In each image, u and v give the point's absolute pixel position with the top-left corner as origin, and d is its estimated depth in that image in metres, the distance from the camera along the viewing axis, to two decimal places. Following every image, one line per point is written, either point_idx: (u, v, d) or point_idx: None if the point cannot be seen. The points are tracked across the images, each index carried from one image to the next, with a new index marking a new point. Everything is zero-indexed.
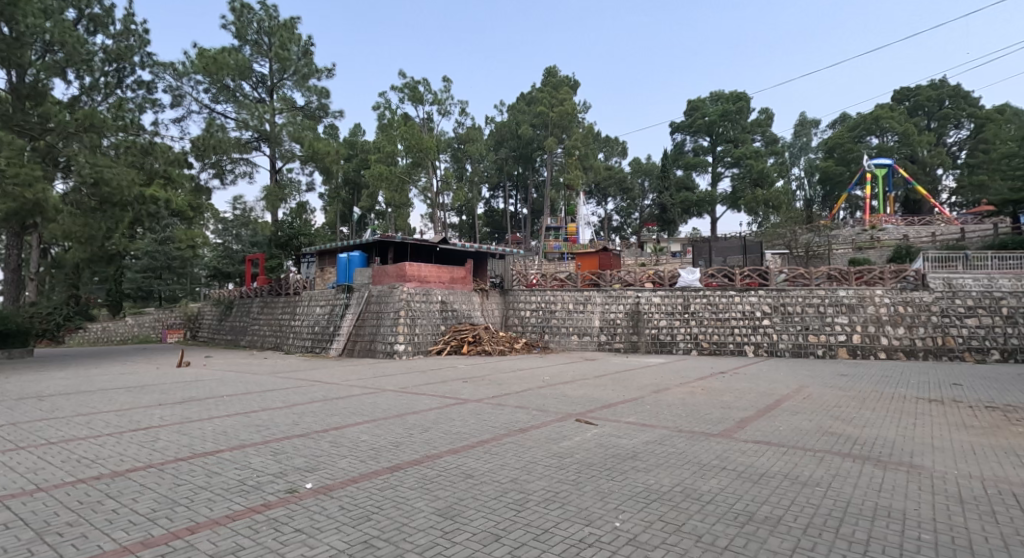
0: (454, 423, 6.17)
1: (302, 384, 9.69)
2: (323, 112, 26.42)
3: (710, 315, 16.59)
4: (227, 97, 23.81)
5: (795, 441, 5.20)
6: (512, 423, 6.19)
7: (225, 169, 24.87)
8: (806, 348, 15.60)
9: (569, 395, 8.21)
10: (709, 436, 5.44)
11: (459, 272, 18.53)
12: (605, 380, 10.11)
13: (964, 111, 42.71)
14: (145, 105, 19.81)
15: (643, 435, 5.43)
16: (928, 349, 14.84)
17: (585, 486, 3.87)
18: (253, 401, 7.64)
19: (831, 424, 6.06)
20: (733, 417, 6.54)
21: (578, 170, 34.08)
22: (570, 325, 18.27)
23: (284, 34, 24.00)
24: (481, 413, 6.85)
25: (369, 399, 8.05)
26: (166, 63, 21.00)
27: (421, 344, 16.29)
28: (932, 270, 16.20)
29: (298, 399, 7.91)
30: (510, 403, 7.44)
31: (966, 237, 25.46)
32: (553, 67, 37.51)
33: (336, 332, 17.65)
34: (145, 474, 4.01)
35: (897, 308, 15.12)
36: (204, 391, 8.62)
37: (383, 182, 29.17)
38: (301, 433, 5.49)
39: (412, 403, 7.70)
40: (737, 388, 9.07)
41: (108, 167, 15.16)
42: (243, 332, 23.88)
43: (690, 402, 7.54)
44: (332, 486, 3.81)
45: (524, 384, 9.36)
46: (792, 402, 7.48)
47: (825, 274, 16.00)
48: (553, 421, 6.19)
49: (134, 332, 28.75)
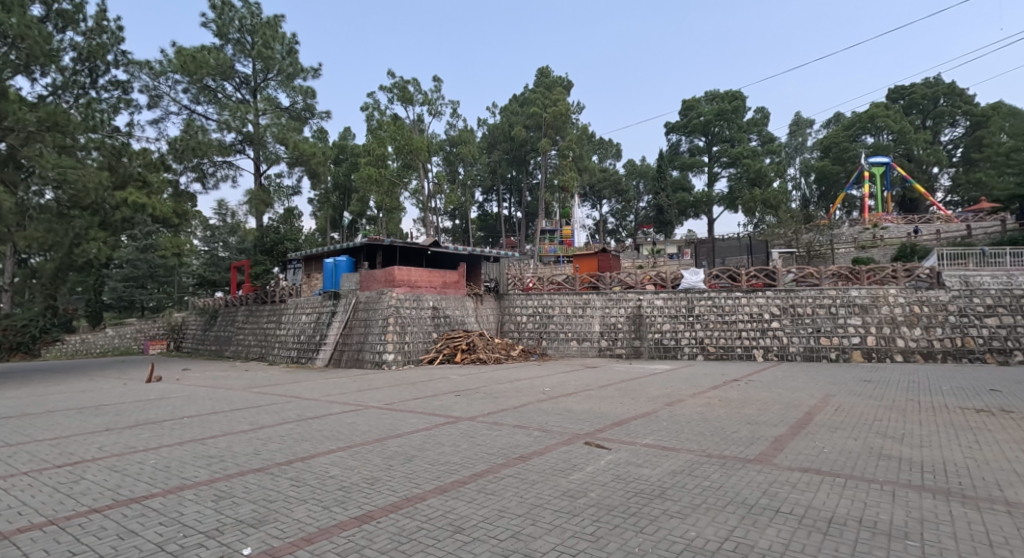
0: (442, 449, 5.28)
1: (278, 401, 8.75)
2: (309, 113, 25.47)
3: (716, 318, 15.78)
4: (209, 98, 22.80)
5: (851, 469, 4.33)
6: (510, 448, 5.30)
7: (207, 173, 23.86)
8: (818, 352, 14.78)
9: (574, 410, 7.32)
10: (746, 463, 4.56)
11: (452, 277, 17.66)
12: (611, 391, 9.24)
13: (960, 109, 42.25)
14: (120, 106, 18.89)
15: (668, 463, 4.59)
16: (948, 350, 14.06)
17: (609, 544, 3.02)
18: (217, 424, 6.73)
19: (883, 444, 5.22)
20: (765, 435, 5.67)
21: (573, 172, 33.30)
22: (569, 330, 17.43)
23: (267, 32, 23.19)
24: (474, 434, 5.97)
25: (348, 418, 7.13)
26: (142, 62, 20.06)
27: (412, 352, 15.34)
28: (946, 266, 15.50)
29: (268, 420, 6.99)
30: (508, 422, 6.56)
31: (970, 235, 24.87)
32: (547, 68, 37.03)
33: (322, 341, 16.73)
34: (38, 539, 3.12)
35: (913, 308, 14.40)
36: (165, 412, 7.67)
37: (372, 185, 28.21)
38: (257, 468, 4.58)
39: (398, 422, 6.80)
40: (756, 398, 8.23)
41: (71, 169, 14.05)
42: (227, 342, 22.88)
43: (710, 418, 6.69)
44: (277, 552, 2.94)
45: (523, 398, 8.49)
46: (825, 417, 6.63)
47: (834, 273, 15.27)
48: (560, 445, 5.33)
49: (115, 344, 27.70)
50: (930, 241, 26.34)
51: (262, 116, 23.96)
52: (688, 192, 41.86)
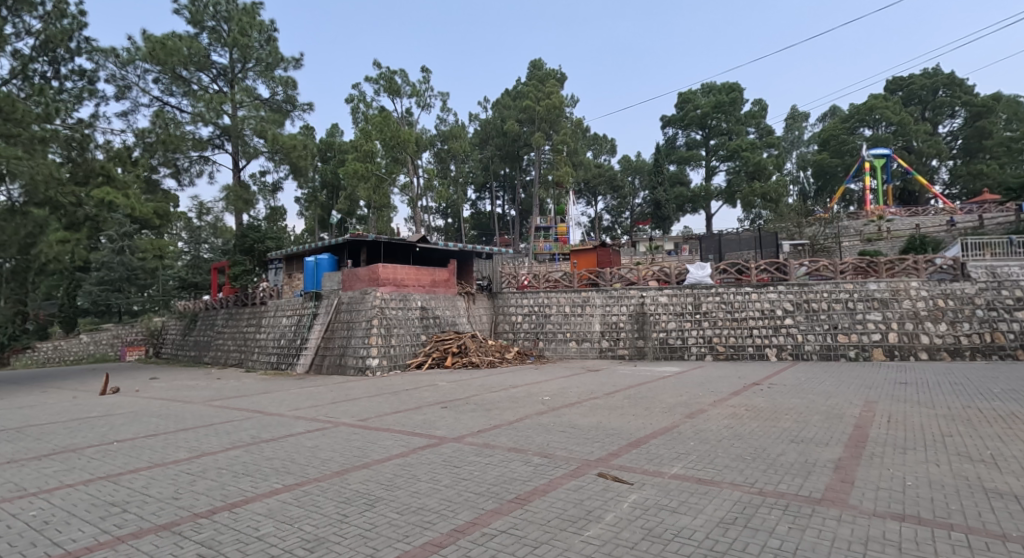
0: (417, 488, 4.11)
1: (236, 418, 7.55)
2: (290, 105, 24.27)
3: (725, 315, 14.69)
4: (182, 88, 21.49)
5: (965, 518, 3.21)
6: (505, 485, 4.16)
7: (182, 168, 22.43)
8: (836, 350, 13.70)
9: (580, 426, 6.16)
10: (817, 507, 3.43)
11: (442, 274, 16.52)
12: (620, 400, 8.09)
13: (960, 100, 40.98)
14: (84, 96, 17.55)
15: (714, 508, 3.48)
16: (975, 348, 13.04)
17: None
18: (146, 452, 5.54)
19: (978, 472, 4.12)
20: (822, 460, 4.54)
21: (568, 166, 31.81)
22: (568, 330, 16.31)
23: (244, 20, 22.01)
24: (458, 462, 4.81)
25: (310, 440, 5.96)
26: (107, 48, 18.67)
27: (399, 357, 14.13)
28: (970, 257, 14.47)
29: (216, 444, 5.83)
30: (501, 444, 5.40)
31: (980, 227, 24.01)
32: (537, 60, 35.91)
33: (303, 345, 15.53)
34: None
35: (936, 302, 13.41)
36: (96, 436, 6.48)
37: (359, 181, 27.01)
38: (164, 525, 3.42)
39: (372, 445, 5.65)
40: (786, 407, 7.13)
41: (17, 160, 12.56)
42: (206, 347, 21.61)
43: (743, 435, 5.59)
44: None
45: (518, 410, 7.34)
46: (881, 431, 5.53)
47: (851, 265, 14.16)
48: (569, 479, 4.22)
49: (90, 351, 26.43)
50: (939, 234, 25.43)
51: (240, 107, 22.60)
52: (686, 186, 40.98)
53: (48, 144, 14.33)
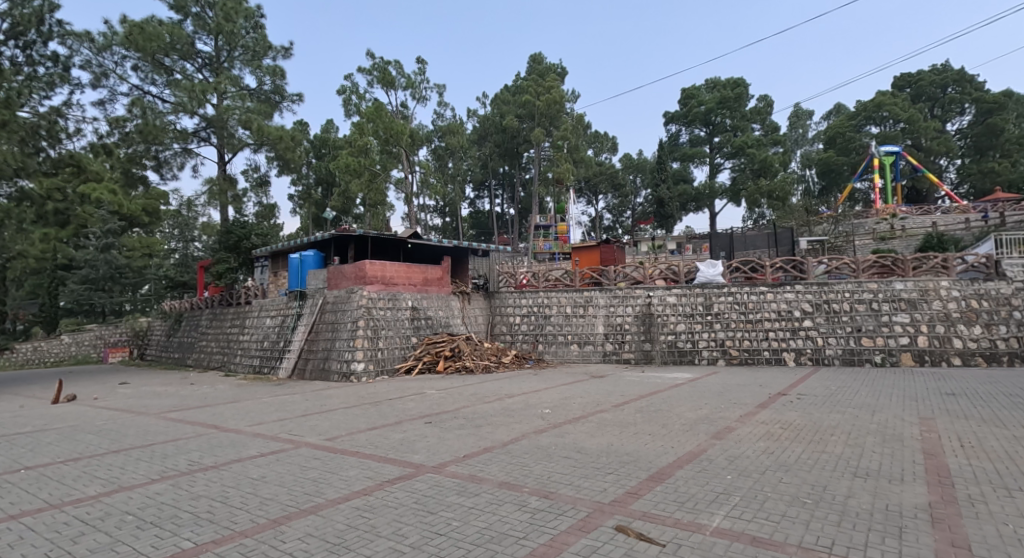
0: (373, 552, 3.02)
1: (185, 436, 6.46)
2: (279, 95, 23.16)
3: (738, 316, 13.63)
4: (162, 76, 20.43)
5: None
6: (493, 546, 3.07)
7: (164, 161, 21.38)
8: (860, 354, 12.60)
9: (588, 451, 5.09)
10: None
11: (435, 273, 15.45)
12: (632, 414, 7.02)
13: (970, 96, 39.90)
14: (56, 83, 16.34)
15: None
16: (1014, 352, 11.94)
17: None
18: (48, 485, 4.46)
19: None
20: (909, 507, 3.46)
21: (569, 162, 30.51)
22: (569, 333, 15.23)
23: (228, 4, 20.88)
24: (433, 506, 3.72)
25: (257, 468, 4.87)
26: (81, 33, 17.41)
27: (387, 361, 13.06)
28: (1005, 254, 13.33)
29: (141, 475, 4.73)
30: (492, 477, 4.34)
31: (1000, 225, 22.94)
32: (536, 55, 34.84)
33: (286, 349, 14.46)
34: None
35: (969, 302, 12.34)
36: (6, 460, 5.39)
37: (351, 175, 25.80)
38: None
39: (332, 477, 4.55)
40: (828, 425, 6.04)
41: None
42: (189, 349, 20.49)
43: (790, 464, 4.53)
44: None
45: (513, 427, 6.26)
46: (961, 463, 4.45)
47: (874, 263, 13.11)
48: (577, 538, 3.14)
49: (71, 353, 25.09)
50: (955, 233, 24.37)
51: (225, 97, 21.49)
52: (689, 184, 39.95)
53: (14, 132, 12.56)
